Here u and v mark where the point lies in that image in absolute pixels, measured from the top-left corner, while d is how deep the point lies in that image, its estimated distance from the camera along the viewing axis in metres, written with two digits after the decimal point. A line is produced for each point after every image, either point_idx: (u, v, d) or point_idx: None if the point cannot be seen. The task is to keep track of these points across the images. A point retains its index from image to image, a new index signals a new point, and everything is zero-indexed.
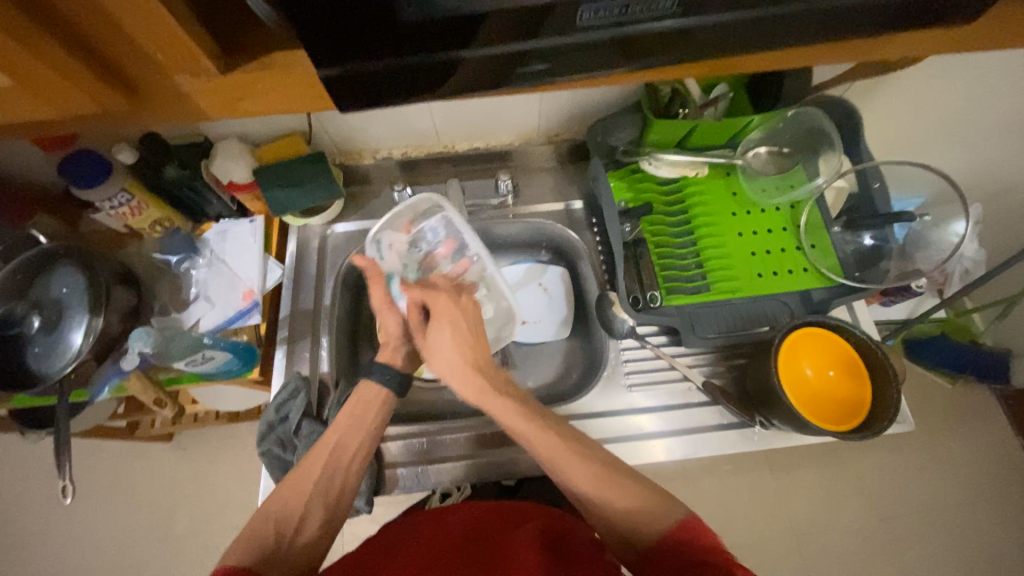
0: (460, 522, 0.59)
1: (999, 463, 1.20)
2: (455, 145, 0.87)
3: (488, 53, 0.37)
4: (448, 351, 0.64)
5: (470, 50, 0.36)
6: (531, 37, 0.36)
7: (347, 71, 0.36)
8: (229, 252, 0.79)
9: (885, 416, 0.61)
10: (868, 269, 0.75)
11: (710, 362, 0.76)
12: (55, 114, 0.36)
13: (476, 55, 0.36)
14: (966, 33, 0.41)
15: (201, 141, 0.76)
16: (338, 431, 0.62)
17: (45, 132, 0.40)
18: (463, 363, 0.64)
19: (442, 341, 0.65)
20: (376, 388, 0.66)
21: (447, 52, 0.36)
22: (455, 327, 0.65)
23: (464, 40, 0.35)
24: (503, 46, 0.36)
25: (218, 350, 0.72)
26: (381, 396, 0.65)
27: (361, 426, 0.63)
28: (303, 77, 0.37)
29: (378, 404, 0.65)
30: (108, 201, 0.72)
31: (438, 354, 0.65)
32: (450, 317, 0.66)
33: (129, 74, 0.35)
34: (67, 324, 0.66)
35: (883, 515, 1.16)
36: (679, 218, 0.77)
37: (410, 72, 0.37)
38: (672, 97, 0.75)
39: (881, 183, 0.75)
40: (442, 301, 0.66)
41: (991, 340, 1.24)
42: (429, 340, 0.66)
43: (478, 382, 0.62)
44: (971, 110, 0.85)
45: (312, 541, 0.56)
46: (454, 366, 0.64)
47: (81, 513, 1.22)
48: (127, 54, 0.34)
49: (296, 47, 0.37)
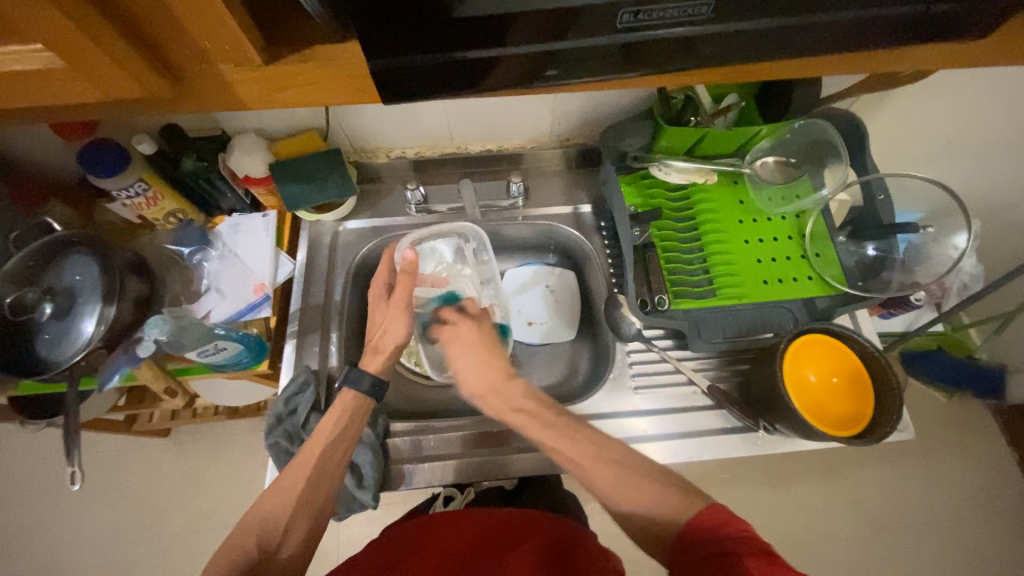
0: (469, 529, 0.59)
1: (994, 478, 1.22)
2: (468, 147, 0.88)
3: (513, 51, 0.38)
4: (473, 375, 0.67)
5: (500, 49, 0.37)
6: (562, 38, 0.37)
7: (385, 64, 0.37)
8: (242, 246, 0.80)
9: (889, 423, 0.62)
10: (871, 279, 0.77)
11: (716, 366, 0.77)
12: (98, 97, 0.37)
13: (508, 53, 0.38)
14: (974, 49, 0.42)
15: (221, 135, 0.77)
16: (321, 443, 0.61)
17: (73, 117, 0.41)
18: (483, 385, 0.66)
19: (465, 360, 0.68)
20: (358, 397, 0.65)
21: (475, 50, 0.37)
22: (471, 347, 0.69)
23: (493, 40, 0.37)
24: (535, 45, 0.38)
25: (230, 341, 0.73)
26: (358, 402, 0.65)
27: (344, 434, 0.62)
28: (340, 73, 0.39)
29: (357, 410, 0.65)
30: (125, 190, 0.72)
31: (464, 381, 0.68)
32: (463, 341, 0.70)
33: (176, 62, 0.36)
34: (80, 312, 0.66)
35: (879, 527, 1.17)
36: (687, 225, 0.78)
37: (439, 69, 0.38)
38: (684, 104, 0.76)
39: (886, 195, 0.77)
40: (446, 331, 0.71)
41: (987, 356, 1.26)
42: (455, 365, 0.69)
43: (496, 402, 0.65)
44: (969, 127, 0.88)
45: (297, 552, 0.57)
46: (479, 384, 0.66)
47: (77, 505, 1.21)
48: (178, 43, 0.35)
49: (337, 42, 0.39)
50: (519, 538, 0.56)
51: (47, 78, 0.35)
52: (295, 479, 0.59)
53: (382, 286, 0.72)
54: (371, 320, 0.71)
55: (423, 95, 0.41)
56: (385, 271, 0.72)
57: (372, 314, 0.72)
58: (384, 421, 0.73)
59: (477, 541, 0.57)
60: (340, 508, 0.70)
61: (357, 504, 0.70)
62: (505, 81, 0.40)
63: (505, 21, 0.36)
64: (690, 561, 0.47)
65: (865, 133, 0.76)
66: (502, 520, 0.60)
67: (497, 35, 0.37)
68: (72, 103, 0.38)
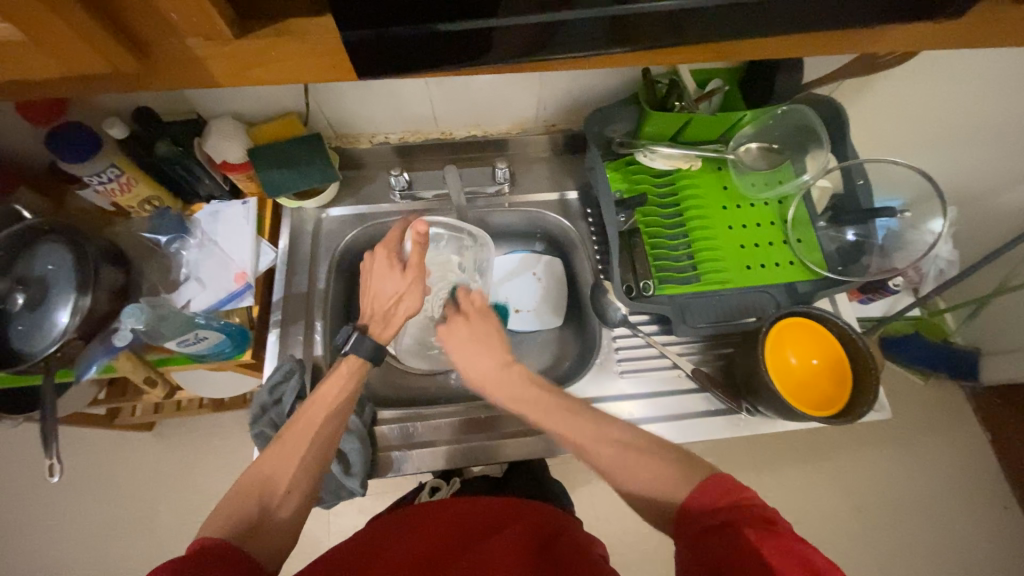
0: (461, 511, 0.60)
1: (967, 457, 1.26)
2: (453, 133, 0.87)
3: (503, 26, 0.37)
4: (473, 367, 0.65)
5: (487, 22, 0.37)
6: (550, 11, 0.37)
7: (371, 36, 0.36)
8: (221, 234, 0.78)
9: (866, 402, 0.64)
10: (850, 264, 0.78)
11: (701, 350, 0.78)
12: (60, 72, 0.36)
13: (495, 27, 0.37)
14: (949, 29, 0.43)
15: (196, 119, 0.75)
16: (325, 408, 0.61)
17: (36, 95, 0.40)
18: (485, 377, 0.65)
19: (466, 354, 0.66)
20: (360, 359, 0.65)
21: (462, 24, 0.37)
22: (469, 341, 0.66)
23: (480, 12, 0.36)
24: (520, 19, 0.37)
25: (211, 330, 0.71)
26: (359, 363, 0.65)
27: (344, 401, 0.62)
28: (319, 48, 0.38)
29: (359, 375, 0.65)
30: (97, 176, 0.70)
31: (472, 369, 0.66)
32: (463, 334, 0.67)
33: (144, 35, 0.35)
34: (53, 302, 0.64)
35: (858, 506, 1.21)
36: (672, 211, 0.79)
37: (425, 44, 0.38)
38: (669, 89, 0.76)
39: (865, 181, 0.77)
40: (445, 331, 0.68)
41: (962, 339, 1.30)
42: (459, 358, 0.67)
43: (503, 395, 0.64)
44: (949, 114, 0.90)
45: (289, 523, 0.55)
46: (483, 375, 0.65)
47: (58, 501, 1.19)
48: (144, 15, 0.34)
49: (311, 16, 0.37)
50: (506, 526, 0.57)
51: (7, 51, 0.33)
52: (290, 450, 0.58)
53: (390, 255, 0.68)
54: (372, 288, 0.68)
55: (405, 71, 0.40)
56: (394, 245, 0.69)
57: (374, 282, 0.68)
58: (372, 409, 0.73)
59: (464, 528, 0.57)
60: (327, 497, 0.70)
61: (345, 491, 0.69)
62: (487, 56, 0.40)
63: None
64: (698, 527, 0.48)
65: (845, 118, 0.77)
66: (488, 507, 0.61)
67: (483, 9, 0.36)
68: (35, 80, 0.37)
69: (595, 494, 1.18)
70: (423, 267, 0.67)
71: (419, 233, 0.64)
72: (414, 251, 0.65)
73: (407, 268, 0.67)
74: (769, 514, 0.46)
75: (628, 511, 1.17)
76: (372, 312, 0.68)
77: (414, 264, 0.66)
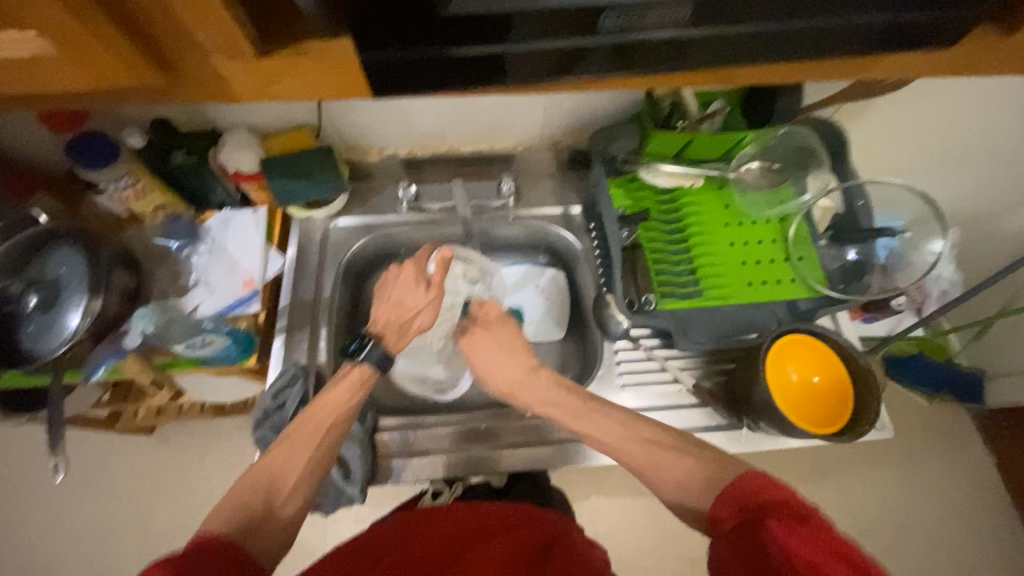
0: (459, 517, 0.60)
1: (973, 480, 1.24)
2: (460, 147, 0.89)
3: (514, 50, 0.39)
4: (499, 373, 0.69)
5: (499, 45, 0.39)
6: (559, 36, 0.39)
7: (388, 57, 0.38)
8: (230, 241, 0.80)
9: (866, 420, 0.64)
10: (851, 283, 0.79)
11: (701, 365, 0.78)
12: (87, 83, 0.37)
13: (508, 50, 0.39)
14: (942, 57, 0.44)
15: (213, 131, 0.77)
16: (331, 415, 0.62)
17: (59, 105, 0.41)
18: (509, 383, 0.68)
19: (493, 360, 0.70)
20: (367, 369, 0.66)
21: (476, 46, 0.39)
22: (496, 347, 0.70)
23: (493, 35, 0.38)
24: (530, 43, 0.39)
25: (218, 334, 0.74)
26: (364, 374, 0.66)
27: (347, 413, 0.63)
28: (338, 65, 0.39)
29: (360, 386, 0.65)
30: (114, 183, 0.73)
31: (496, 376, 0.69)
32: (486, 342, 0.71)
33: (168, 52, 0.37)
34: (66, 304, 0.66)
35: (862, 528, 1.19)
36: (674, 227, 0.80)
37: (439, 63, 0.40)
38: (672, 108, 0.78)
39: (865, 202, 0.78)
40: (472, 337, 0.72)
41: (967, 361, 1.29)
42: (484, 366, 0.70)
43: (525, 399, 0.67)
44: (950, 138, 0.91)
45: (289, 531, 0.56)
46: (511, 381, 0.68)
47: (58, 503, 1.19)
48: (169, 33, 0.35)
49: (326, 35, 0.39)
50: (504, 534, 0.57)
51: (40, 66, 0.35)
52: (292, 461, 0.58)
53: (416, 270, 0.70)
54: (393, 297, 0.69)
55: (417, 90, 0.42)
56: (422, 261, 0.71)
57: (392, 289, 0.69)
58: (373, 417, 0.74)
59: (462, 535, 0.57)
60: (326, 504, 0.70)
61: (344, 498, 0.69)
62: (498, 75, 0.41)
63: (505, 19, 0.37)
64: (734, 520, 0.46)
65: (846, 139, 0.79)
66: (485, 514, 0.60)
67: (496, 32, 0.38)
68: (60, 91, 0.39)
69: (595, 509, 1.17)
70: (444, 288, 0.71)
71: (444, 256, 0.72)
72: (438, 270, 0.70)
73: (431, 286, 0.70)
74: (804, 508, 0.43)
75: (628, 527, 1.16)
76: (388, 320, 0.69)
77: (437, 284, 0.70)
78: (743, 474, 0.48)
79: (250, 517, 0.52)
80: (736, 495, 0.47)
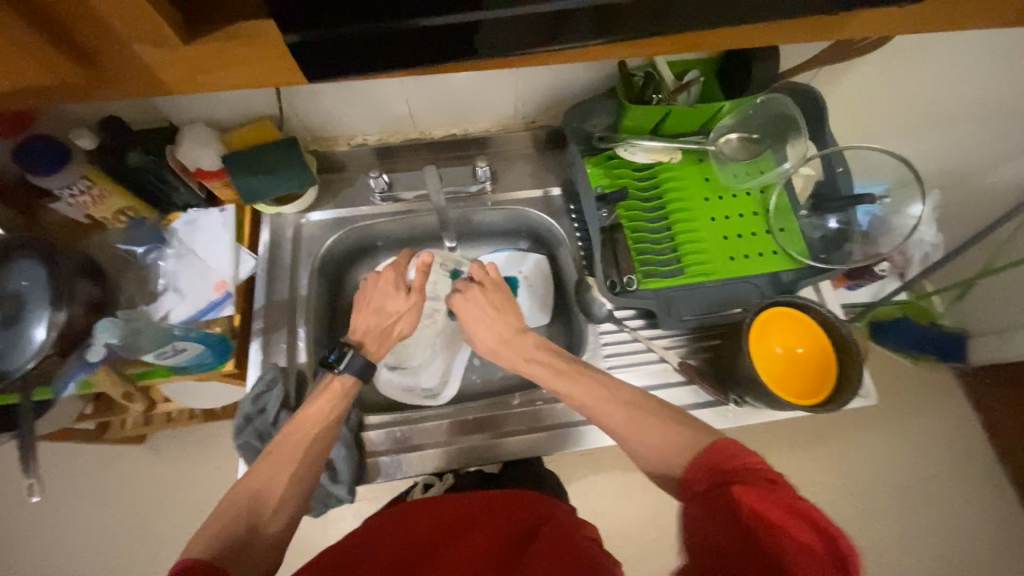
0: (447, 507, 0.60)
1: (959, 437, 1.27)
2: (432, 132, 0.86)
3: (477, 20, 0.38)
4: (483, 331, 0.70)
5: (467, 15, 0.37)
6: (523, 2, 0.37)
7: (348, 32, 0.37)
8: (198, 243, 0.77)
9: (850, 388, 0.64)
10: (833, 251, 0.78)
11: (686, 343, 0.78)
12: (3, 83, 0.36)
13: (480, 17, 0.38)
14: (912, 13, 0.43)
15: (167, 127, 0.74)
16: (312, 416, 0.61)
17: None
18: (494, 342, 0.69)
19: (476, 320, 0.70)
20: (349, 380, 0.65)
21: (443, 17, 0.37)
22: (484, 309, 0.70)
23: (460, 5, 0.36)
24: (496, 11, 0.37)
25: (190, 341, 0.70)
26: (345, 381, 0.65)
27: (331, 423, 0.62)
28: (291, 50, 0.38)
29: (343, 393, 0.64)
30: (68, 189, 0.69)
31: (479, 331, 0.71)
32: (479, 301, 0.71)
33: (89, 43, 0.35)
34: (26, 320, 0.63)
35: (851, 488, 1.22)
36: (654, 204, 0.78)
37: (395, 37, 0.38)
38: (646, 81, 0.75)
39: (845, 168, 0.78)
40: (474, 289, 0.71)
41: (951, 321, 1.32)
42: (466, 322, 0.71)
43: (510, 357, 0.68)
44: (929, 100, 0.90)
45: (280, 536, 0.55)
46: (494, 341, 0.69)
47: (50, 518, 1.18)
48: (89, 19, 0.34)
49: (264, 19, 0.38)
50: (492, 520, 0.57)
51: None
52: (277, 471, 0.57)
53: (396, 276, 0.70)
54: (373, 303, 0.69)
55: (379, 71, 0.41)
56: (401, 268, 0.70)
57: (371, 296, 0.69)
58: (358, 415, 0.72)
59: (451, 524, 0.57)
60: (316, 505, 0.69)
61: (333, 499, 0.69)
62: (464, 49, 0.40)
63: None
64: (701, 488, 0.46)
65: (825, 108, 0.77)
66: (472, 504, 0.60)
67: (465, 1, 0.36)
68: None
69: (591, 488, 1.19)
70: (425, 294, 0.70)
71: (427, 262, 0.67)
72: (419, 278, 0.68)
73: (412, 292, 0.69)
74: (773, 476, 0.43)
75: (624, 503, 1.18)
76: (368, 326, 0.69)
77: (417, 290, 0.69)
78: (716, 442, 0.48)
79: (240, 525, 0.52)
80: (706, 461, 0.47)
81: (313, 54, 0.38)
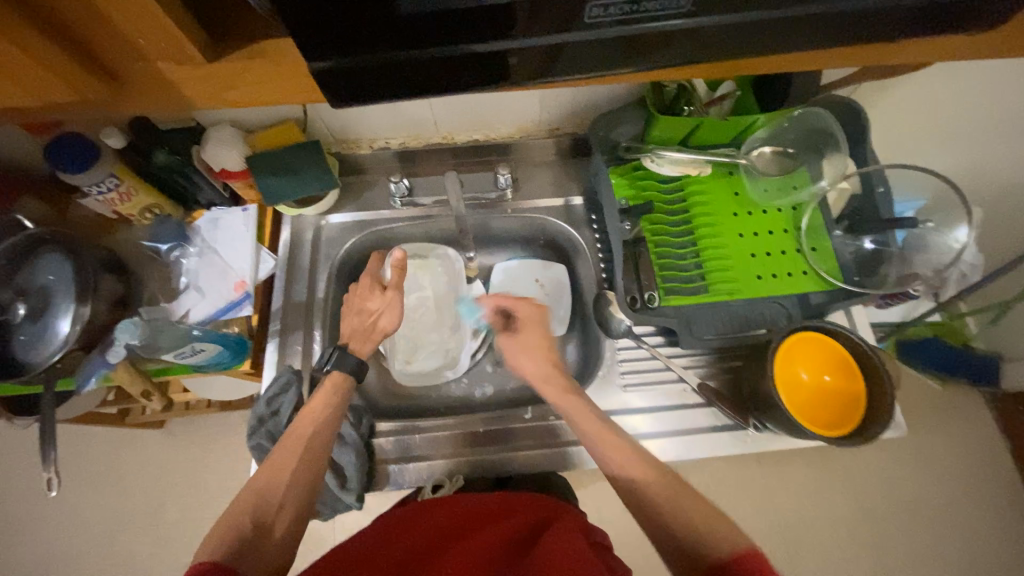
0: (451, 510, 0.59)
1: (989, 466, 1.22)
2: (453, 136, 0.84)
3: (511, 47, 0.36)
4: (530, 364, 0.68)
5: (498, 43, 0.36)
6: (554, 31, 0.35)
7: (373, 59, 0.36)
8: (220, 242, 0.78)
9: (880, 420, 0.62)
10: (867, 274, 0.74)
11: (707, 363, 0.75)
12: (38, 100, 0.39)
13: (508, 46, 0.36)
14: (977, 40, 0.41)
15: (195, 127, 0.74)
16: (315, 421, 0.61)
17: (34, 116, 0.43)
18: (539, 376, 0.67)
19: (520, 355, 0.68)
20: (341, 375, 0.65)
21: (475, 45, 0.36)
22: (531, 341, 0.69)
23: (495, 29, 0.35)
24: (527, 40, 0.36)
25: (208, 341, 0.70)
26: (334, 378, 0.64)
27: (330, 420, 0.62)
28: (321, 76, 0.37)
29: (340, 392, 0.64)
30: (96, 187, 0.69)
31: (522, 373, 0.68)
32: (524, 338, 0.69)
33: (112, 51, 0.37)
34: (54, 313, 0.65)
35: (871, 514, 1.17)
36: (680, 218, 0.76)
37: (411, 65, 0.37)
38: (677, 94, 0.73)
39: (885, 187, 0.74)
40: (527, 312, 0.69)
41: (984, 345, 1.26)
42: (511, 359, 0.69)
43: (560, 386, 0.65)
44: (976, 117, 0.85)
45: (285, 537, 0.55)
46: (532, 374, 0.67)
47: (72, 497, 1.21)
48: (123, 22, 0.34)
49: (283, 38, 0.38)
50: (498, 520, 0.57)
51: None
52: (282, 466, 0.58)
53: (370, 278, 0.69)
54: (354, 306, 0.69)
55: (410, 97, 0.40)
56: (376, 270, 0.70)
57: (354, 301, 0.69)
58: (369, 421, 0.72)
59: (456, 525, 0.57)
60: (325, 509, 0.69)
61: (342, 504, 0.69)
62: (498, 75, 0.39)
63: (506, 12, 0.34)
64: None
65: (866, 124, 0.74)
66: (474, 506, 0.60)
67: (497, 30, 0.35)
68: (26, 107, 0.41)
69: (601, 496, 1.17)
70: (401, 289, 0.68)
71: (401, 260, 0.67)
72: (393, 275, 0.67)
73: (387, 290, 0.68)
74: None
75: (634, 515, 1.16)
76: (354, 328, 0.69)
77: (393, 286, 0.68)
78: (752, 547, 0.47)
79: (252, 535, 0.52)
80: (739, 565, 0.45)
81: (339, 79, 0.37)
